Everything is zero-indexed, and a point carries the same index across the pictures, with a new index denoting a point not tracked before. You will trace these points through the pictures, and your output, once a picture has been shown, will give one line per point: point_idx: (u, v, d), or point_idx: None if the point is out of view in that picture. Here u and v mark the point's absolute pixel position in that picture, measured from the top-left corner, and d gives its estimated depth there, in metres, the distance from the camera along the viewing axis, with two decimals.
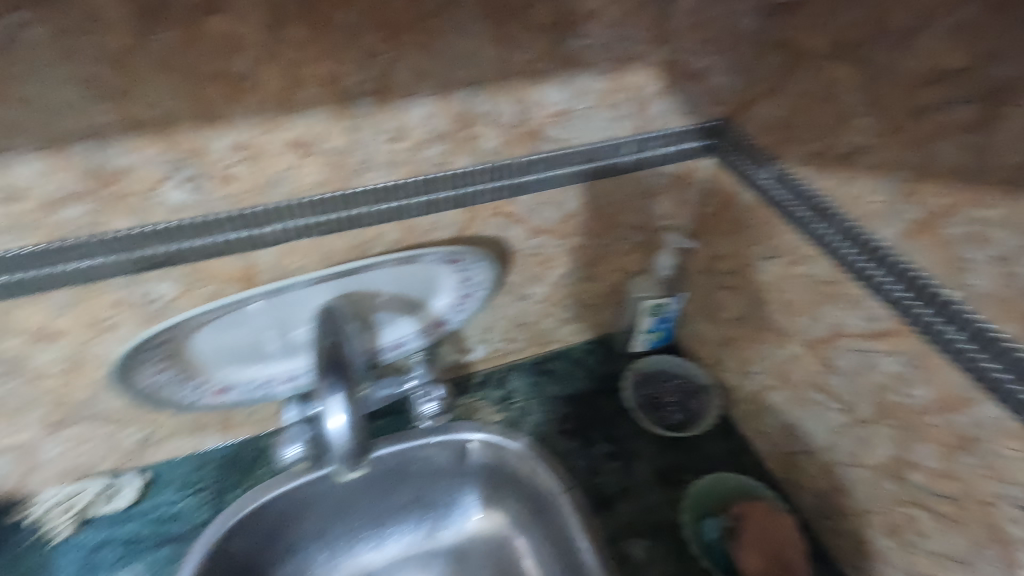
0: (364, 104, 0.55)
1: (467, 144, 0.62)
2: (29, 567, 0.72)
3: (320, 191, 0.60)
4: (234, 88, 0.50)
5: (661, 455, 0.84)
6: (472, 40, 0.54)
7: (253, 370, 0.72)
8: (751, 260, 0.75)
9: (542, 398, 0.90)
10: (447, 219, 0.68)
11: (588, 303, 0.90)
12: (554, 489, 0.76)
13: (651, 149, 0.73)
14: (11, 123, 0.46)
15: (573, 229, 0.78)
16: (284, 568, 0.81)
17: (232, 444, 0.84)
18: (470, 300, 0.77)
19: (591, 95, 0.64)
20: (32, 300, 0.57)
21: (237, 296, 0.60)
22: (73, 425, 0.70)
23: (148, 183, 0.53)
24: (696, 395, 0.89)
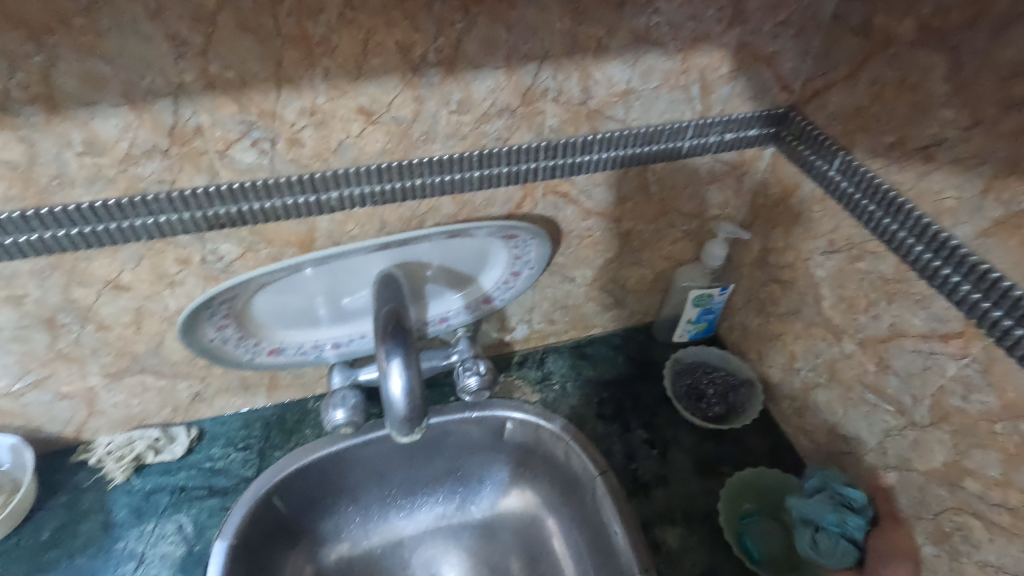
0: (431, 74, 0.55)
1: (529, 120, 0.62)
2: (85, 508, 0.75)
3: (382, 160, 0.60)
4: (308, 52, 0.50)
5: (698, 446, 0.83)
6: (544, 13, 0.54)
7: (304, 333, 0.74)
8: (808, 254, 0.73)
9: (581, 381, 0.90)
10: (501, 195, 0.68)
11: (633, 289, 0.90)
12: (589, 472, 0.77)
13: (712, 135, 0.71)
14: (99, 76, 0.47)
15: (625, 213, 0.77)
16: (319, 529, 0.82)
17: (276, 406, 0.87)
18: (519, 279, 0.77)
19: (656, 75, 0.63)
20: (106, 252, 0.59)
21: (294, 260, 0.59)
22: (133, 374, 0.73)
23: (220, 143, 0.54)
24: (738, 388, 0.87)
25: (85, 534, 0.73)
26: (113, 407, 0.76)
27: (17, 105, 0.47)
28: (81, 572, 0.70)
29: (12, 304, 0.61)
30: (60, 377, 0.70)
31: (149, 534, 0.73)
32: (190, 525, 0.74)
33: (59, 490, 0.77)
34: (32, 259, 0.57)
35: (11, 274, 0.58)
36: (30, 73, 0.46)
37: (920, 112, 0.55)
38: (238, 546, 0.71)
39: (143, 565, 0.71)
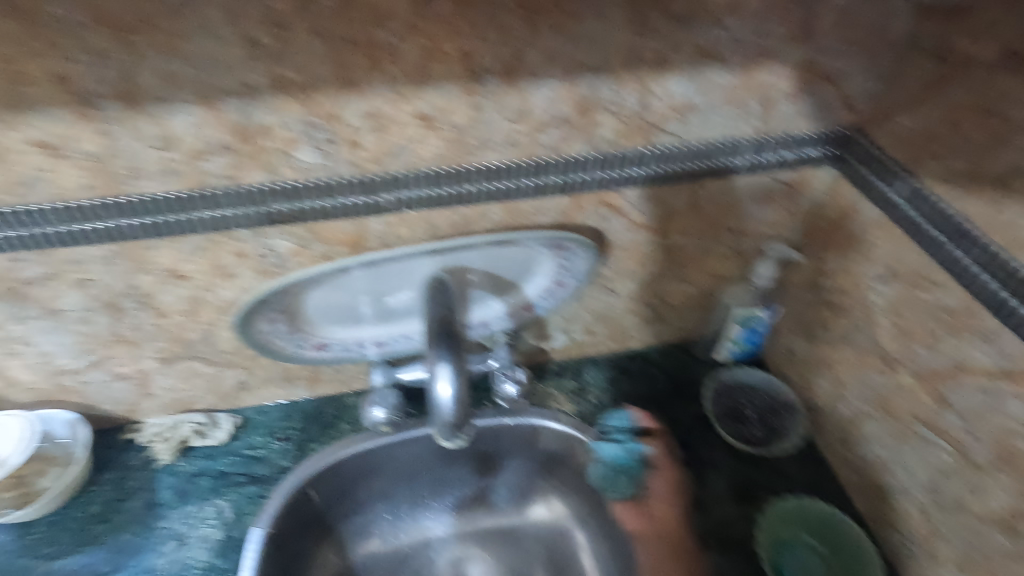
0: (491, 82, 0.55)
1: (584, 131, 0.62)
2: (132, 485, 0.78)
3: (437, 165, 0.61)
4: (375, 58, 0.52)
5: (736, 469, 0.81)
6: (608, 26, 0.54)
7: (349, 330, 0.76)
8: (864, 280, 0.70)
9: (617, 395, 0.89)
10: (551, 205, 0.68)
11: (676, 305, 0.88)
12: (621, 489, 0.76)
13: (769, 153, 0.69)
14: (177, 75, 0.49)
15: (673, 228, 0.76)
16: (350, 523, 0.84)
17: (316, 399, 0.88)
18: (563, 288, 0.77)
19: (717, 91, 0.62)
20: (169, 242, 0.61)
21: (339, 262, 0.63)
22: (185, 360, 0.75)
23: (283, 142, 0.56)
24: (779, 413, 0.86)
25: (130, 511, 0.76)
26: (164, 390, 0.79)
27: (100, 100, 0.50)
28: (126, 547, 0.73)
29: (80, 287, 0.64)
30: (118, 358, 0.73)
31: (191, 516, 0.76)
32: (229, 510, 0.77)
33: (109, 466, 0.80)
34: (102, 245, 0.60)
35: (81, 259, 0.61)
36: (114, 70, 0.48)
37: (997, 140, 0.53)
38: (274, 535, 0.73)
39: (183, 545, 0.73)
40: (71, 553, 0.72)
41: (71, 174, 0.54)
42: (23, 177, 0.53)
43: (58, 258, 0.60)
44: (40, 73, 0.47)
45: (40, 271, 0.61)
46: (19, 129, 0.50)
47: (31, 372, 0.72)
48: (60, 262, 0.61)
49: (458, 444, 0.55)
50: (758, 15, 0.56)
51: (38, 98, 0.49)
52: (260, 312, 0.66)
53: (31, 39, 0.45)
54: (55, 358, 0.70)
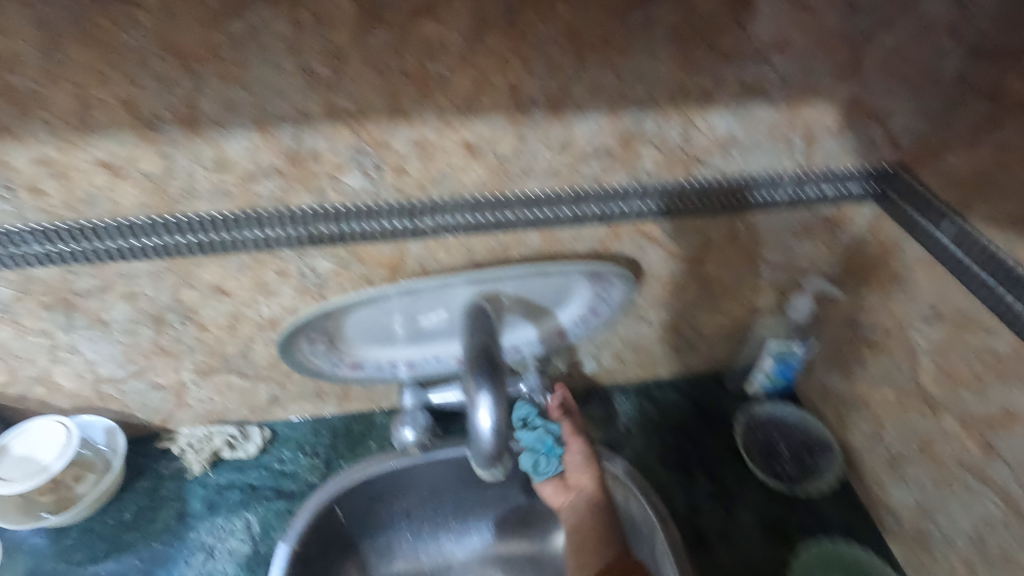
0: (537, 114, 0.56)
1: (625, 163, 0.62)
2: (164, 494, 0.79)
3: (478, 192, 0.62)
4: (426, 89, 0.53)
5: (768, 506, 0.78)
6: (655, 62, 0.54)
7: (382, 350, 0.76)
8: (906, 319, 0.69)
9: (645, 424, 0.88)
10: (589, 233, 0.68)
11: (708, 335, 0.87)
12: (648, 521, 0.75)
13: (811, 188, 0.69)
14: (236, 102, 0.51)
15: (709, 259, 0.75)
16: (373, 542, 0.84)
17: (345, 416, 0.89)
18: (597, 316, 0.76)
19: (761, 126, 0.62)
20: (215, 260, 0.63)
21: (376, 293, 0.63)
22: (221, 373, 0.77)
23: (332, 167, 0.57)
24: (814, 451, 0.84)
25: (161, 520, 0.77)
26: (199, 401, 0.80)
27: (162, 124, 0.52)
28: (156, 557, 0.74)
29: (128, 300, 0.65)
30: (157, 369, 0.74)
31: (220, 528, 0.76)
32: (258, 524, 0.77)
33: (142, 474, 0.81)
34: (152, 261, 0.62)
35: (132, 273, 0.63)
36: (178, 96, 0.50)
37: None
38: (299, 552, 0.73)
39: (211, 557, 0.74)
40: (103, 560, 0.73)
41: (129, 192, 0.56)
42: (85, 194, 0.56)
43: (110, 272, 0.62)
44: (110, 97, 0.50)
45: (92, 283, 0.63)
46: (85, 149, 0.52)
47: (75, 380, 0.74)
48: (111, 275, 0.63)
49: (492, 474, 0.55)
50: (805, 54, 0.57)
51: (105, 121, 0.51)
52: (296, 335, 0.67)
53: (103, 66, 0.48)
54: (98, 366, 0.72)
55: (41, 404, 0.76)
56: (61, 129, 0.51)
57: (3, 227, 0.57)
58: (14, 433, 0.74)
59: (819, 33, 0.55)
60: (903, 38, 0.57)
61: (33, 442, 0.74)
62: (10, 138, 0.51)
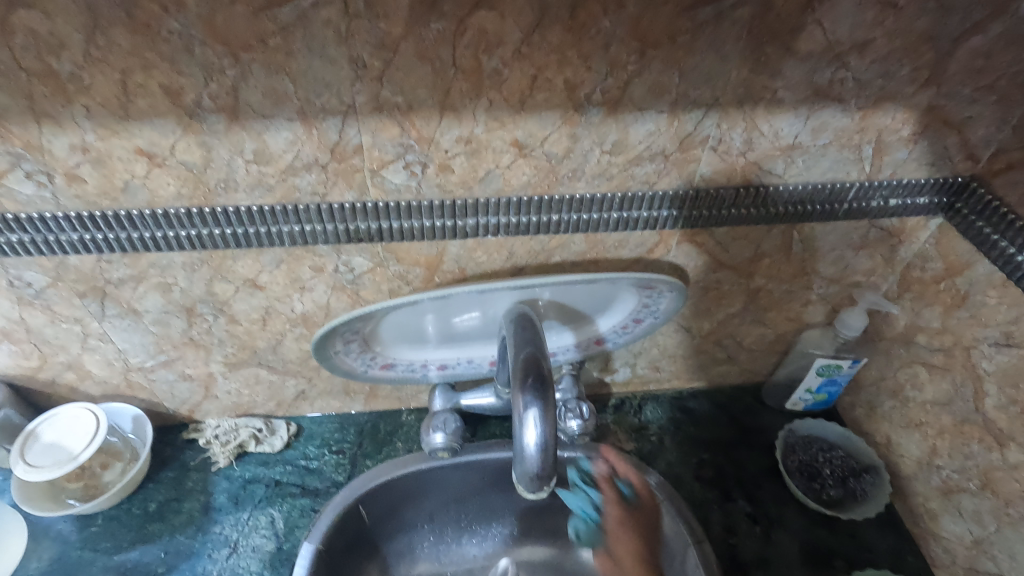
0: (592, 113, 0.53)
1: (680, 167, 0.59)
2: (189, 486, 0.78)
3: (524, 193, 0.59)
4: (478, 83, 0.50)
5: (809, 530, 0.75)
6: (723, 62, 0.51)
7: (415, 351, 0.74)
8: (972, 343, 0.65)
9: (680, 437, 0.85)
10: (636, 239, 0.65)
11: (749, 348, 0.84)
12: (682, 540, 0.72)
13: (875, 199, 0.65)
14: (282, 92, 0.49)
15: (759, 269, 0.72)
16: (394, 543, 0.81)
17: (371, 413, 0.87)
18: (639, 325, 0.73)
19: (828, 132, 0.58)
20: (251, 253, 0.61)
21: (411, 295, 0.60)
22: (250, 366, 0.75)
23: (375, 163, 0.55)
24: (861, 475, 0.79)
25: (186, 512, 0.76)
26: (226, 393, 0.79)
27: (204, 114, 0.50)
28: (180, 549, 0.72)
29: (161, 291, 0.64)
30: (187, 360, 0.73)
31: (244, 523, 0.75)
32: (282, 521, 0.76)
33: (168, 465, 0.80)
34: (187, 252, 0.60)
35: (166, 264, 0.61)
36: (222, 85, 0.48)
37: None
38: (323, 551, 0.71)
39: (235, 553, 0.72)
40: (128, 550, 0.72)
41: (166, 182, 0.54)
42: (122, 183, 0.54)
43: (145, 262, 0.61)
44: (152, 85, 0.48)
45: (126, 272, 0.62)
46: (125, 137, 0.51)
47: (104, 368, 0.73)
48: (145, 265, 0.61)
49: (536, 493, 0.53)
50: (884, 57, 0.53)
51: (146, 109, 0.49)
52: (335, 337, 0.65)
53: (148, 51, 0.46)
54: (128, 355, 0.71)
55: (71, 391, 0.75)
56: (102, 116, 0.49)
57: (39, 214, 0.55)
58: (45, 420, 0.71)
59: (901, 35, 0.51)
60: (993, 43, 0.53)
61: (62, 429, 0.71)
62: (50, 124, 0.49)
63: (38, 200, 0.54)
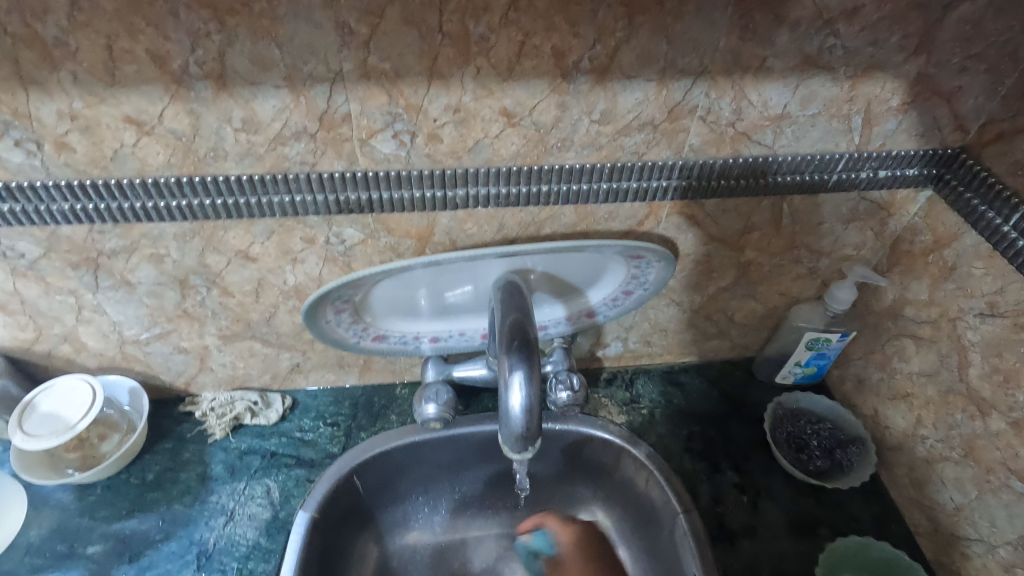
0: (580, 81, 0.53)
1: (669, 138, 0.59)
2: (186, 457, 0.80)
3: (514, 163, 0.59)
4: (465, 50, 0.50)
5: (796, 500, 0.76)
6: (711, 28, 0.51)
7: (407, 324, 0.75)
8: (957, 314, 0.65)
9: (670, 411, 0.86)
10: (626, 210, 0.65)
11: (740, 322, 0.84)
12: (671, 509, 0.73)
13: (865, 170, 0.65)
14: (269, 59, 0.49)
15: (749, 242, 0.72)
16: (390, 513, 0.82)
17: (365, 387, 0.88)
18: (629, 298, 0.74)
19: (817, 102, 0.58)
20: (242, 224, 0.61)
21: (401, 263, 0.60)
22: (244, 339, 0.76)
23: (364, 132, 0.55)
24: (847, 446, 0.79)
25: (183, 482, 0.77)
26: (221, 366, 0.80)
27: (191, 80, 0.50)
28: (178, 518, 0.74)
29: (154, 262, 0.65)
30: (181, 333, 0.74)
31: (240, 493, 0.76)
32: (277, 490, 0.77)
33: (165, 436, 0.81)
34: (178, 222, 0.61)
35: (158, 234, 0.62)
36: (208, 51, 0.48)
37: None
38: (318, 520, 0.72)
39: (232, 521, 0.74)
40: (127, 518, 0.73)
41: (156, 151, 0.54)
42: (111, 151, 0.54)
43: (136, 232, 0.61)
44: (138, 50, 0.48)
45: (118, 243, 0.62)
46: (113, 104, 0.51)
47: (100, 340, 0.73)
48: (137, 236, 0.62)
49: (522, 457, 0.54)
50: (873, 24, 0.53)
51: (133, 75, 0.49)
52: (326, 306, 0.66)
53: (132, 16, 0.46)
54: (123, 328, 0.72)
55: (67, 362, 0.76)
56: (89, 82, 0.49)
57: (29, 183, 0.55)
58: (42, 391, 0.72)
59: (890, 2, 0.51)
60: (983, 10, 0.53)
61: (58, 400, 0.71)
62: (37, 91, 0.49)
63: (28, 168, 0.55)
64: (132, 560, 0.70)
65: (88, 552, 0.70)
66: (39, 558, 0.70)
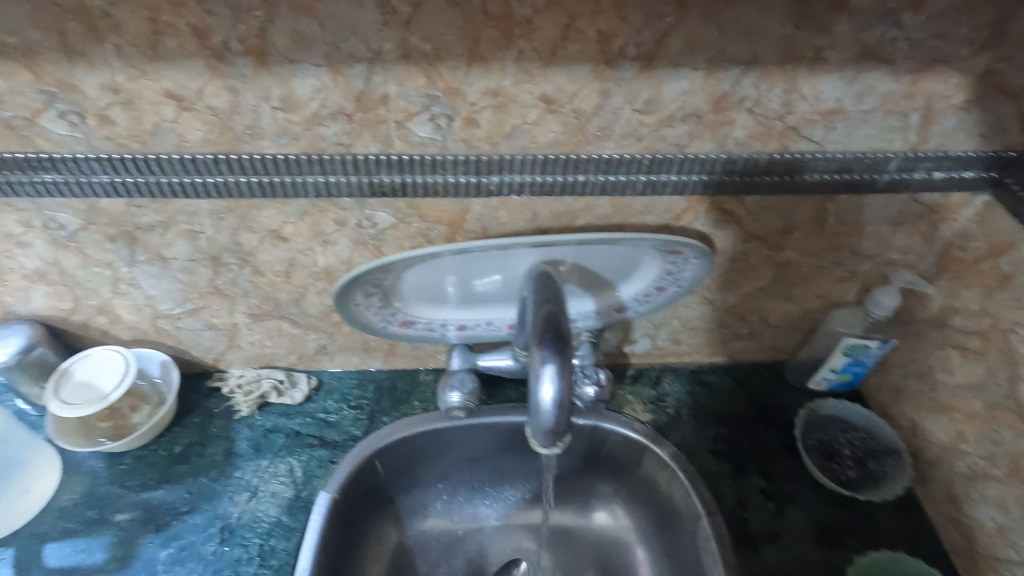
0: (624, 68, 0.52)
1: (714, 130, 0.57)
2: (214, 431, 0.81)
3: (551, 151, 0.58)
4: (507, 33, 0.49)
5: (824, 508, 0.74)
6: (766, 15, 0.49)
7: (435, 310, 0.75)
8: (1010, 326, 0.62)
9: (697, 411, 0.84)
10: (664, 204, 0.63)
11: (774, 324, 0.82)
12: (693, 511, 0.72)
13: (918, 171, 0.62)
14: (309, 36, 0.49)
15: (790, 242, 0.69)
16: (407, 498, 0.82)
17: (389, 371, 0.88)
18: (662, 294, 0.72)
19: (873, 96, 0.55)
20: (276, 204, 0.62)
21: (431, 249, 0.60)
22: (273, 319, 0.77)
23: (401, 114, 0.54)
24: (880, 457, 0.77)
25: (209, 456, 0.78)
26: (250, 344, 0.81)
27: (231, 57, 0.50)
28: (203, 491, 0.75)
29: (188, 238, 0.65)
30: (212, 309, 0.75)
31: (264, 470, 0.77)
32: (300, 470, 0.77)
33: (193, 411, 0.83)
34: (214, 200, 0.61)
35: (193, 211, 0.62)
36: (250, 27, 0.48)
37: None
38: (338, 501, 0.73)
39: (255, 497, 0.75)
40: (154, 488, 0.75)
41: (194, 127, 0.55)
42: (151, 126, 0.54)
43: (173, 208, 0.62)
44: (181, 24, 0.48)
45: (155, 218, 0.63)
46: (154, 78, 0.51)
47: (134, 313, 0.75)
48: (173, 212, 0.62)
49: (550, 452, 0.53)
50: (940, 15, 0.50)
51: (175, 50, 0.49)
52: (356, 289, 0.65)
53: None
54: (157, 302, 0.73)
55: (102, 333, 0.78)
56: (132, 56, 0.49)
57: (71, 155, 0.56)
58: (77, 360, 0.74)
59: None
60: None
61: (93, 368, 0.73)
62: (82, 63, 0.50)
63: (70, 140, 0.55)
64: (158, 530, 0.71)
65: (116, 519, 0.72)
66: (71, 522, 0.72)
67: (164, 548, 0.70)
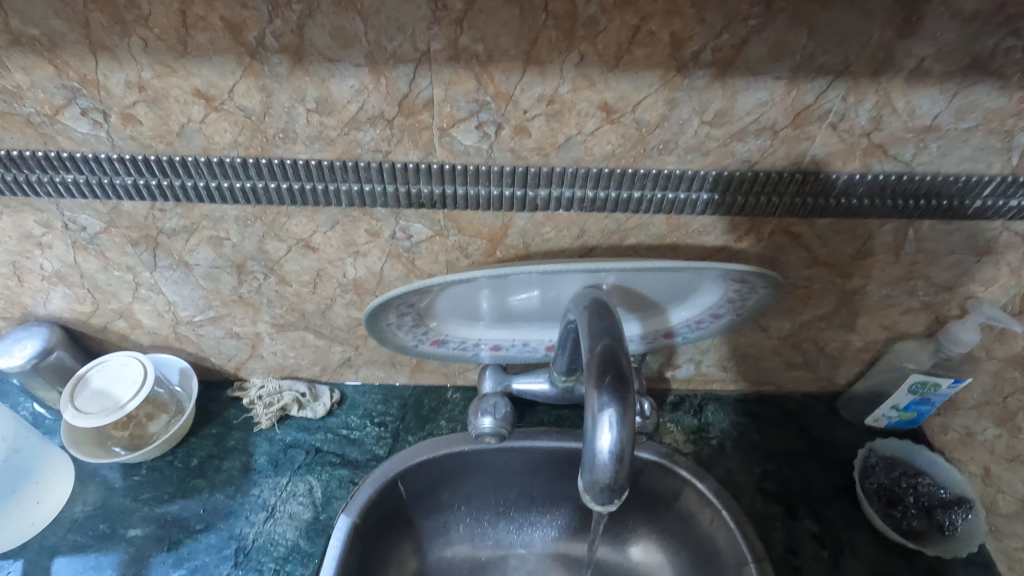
0: (697, 75, 0.46)
1: (789, 146, 0.51)
2: (232, 444, 0.77)
3: (607, 164, 0.52)
4: (570, 33, 0.44)
5: (885, 561, 0.67)
6: (865, 19, 0.43)
7: (467, 329, 0.70)
8: None
9: (742, 444, 0.78)
10: (725, 225, 0.58)
11: (832, 355, 0.75)
12: (738, 556, 0.66)
13: (1016, 197, 0.55)
14: (352, 34, 0.44)
15: (860, 269, 0.63)
16: (430, 522, 0.77)
17: (415, 387, 0.84)
18: (715, 321, 0.67)
19: (976, 114, 0.49)
20: (306, 212, 0.57)
21: (471, 270, 0.55)
22: (297, 330, 0.73)
23: (445, 120, 0.49)
24: (950, 507, 0.70)
25: (227, 471, 0.74)
26: (272, 354, 0.77)
27: (266, 54, 0.46)
28: (218, 508, 0.71)
29: (212, 245, 0.61)
30: (235, 318, 0.71)
31: (282, 488, 0.73)
32: (320, 490, 0.73)
33: (211, 421, 0.79)
34: (241, 206, 0.57)
35: (219, 217, 0.58)
36: (287, 22, 0.44)
37: None
38: (359, 526, 0.68)
39: (271, 518, 0.71)
40: (169, 502, 0.71)
41: (223, 129, 0.51)
42: (178, 126, 0.51)
43: (198, 213, 0.58)
44: (213, 17, 0.44)
45: (179, 223, 0.59)
46: (182, 76, 0.47)
47: (154, 319, 0.71)
48: (198, 217, 0.58)
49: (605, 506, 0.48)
50: None
51: (206, 45, 0.45)
52: (388, 308, 0.61)
53: None
54: (178, 308, 0.70)
55: (121, 338, 0.75)
56: (159, 51, 0.46)
57: (94, 155, 0.53)
58: (96, 365, 0.71)
59: None
60: None
61: (110, 376, 0.70)
62: (107, 58, 0.46)
63: (93, 140, 0.52)
64: (170, 549, 0.67)
65: (128, 535, 0.69)
66: (82, 535, 0.68)
67: (176, 569, 0.66)
